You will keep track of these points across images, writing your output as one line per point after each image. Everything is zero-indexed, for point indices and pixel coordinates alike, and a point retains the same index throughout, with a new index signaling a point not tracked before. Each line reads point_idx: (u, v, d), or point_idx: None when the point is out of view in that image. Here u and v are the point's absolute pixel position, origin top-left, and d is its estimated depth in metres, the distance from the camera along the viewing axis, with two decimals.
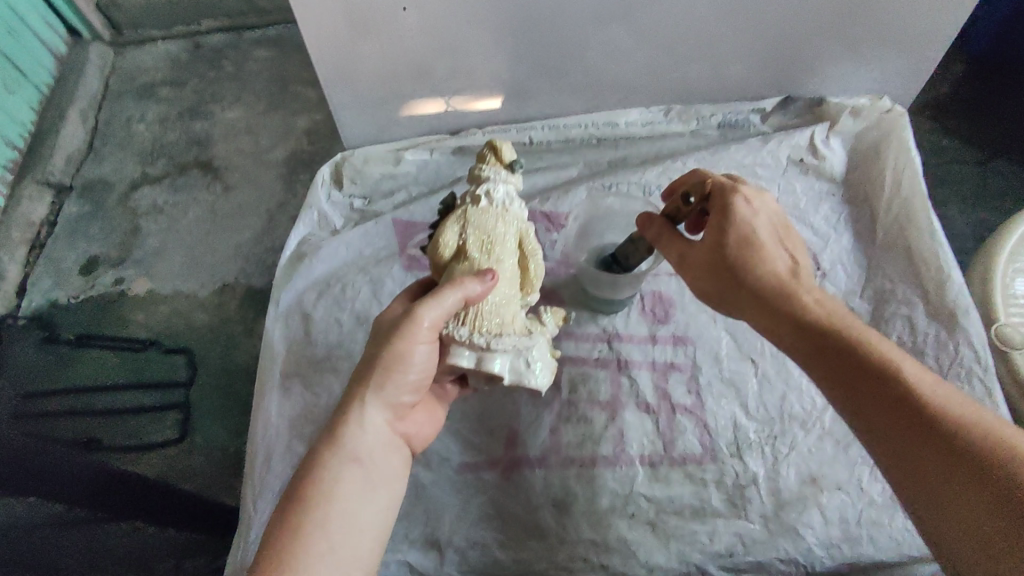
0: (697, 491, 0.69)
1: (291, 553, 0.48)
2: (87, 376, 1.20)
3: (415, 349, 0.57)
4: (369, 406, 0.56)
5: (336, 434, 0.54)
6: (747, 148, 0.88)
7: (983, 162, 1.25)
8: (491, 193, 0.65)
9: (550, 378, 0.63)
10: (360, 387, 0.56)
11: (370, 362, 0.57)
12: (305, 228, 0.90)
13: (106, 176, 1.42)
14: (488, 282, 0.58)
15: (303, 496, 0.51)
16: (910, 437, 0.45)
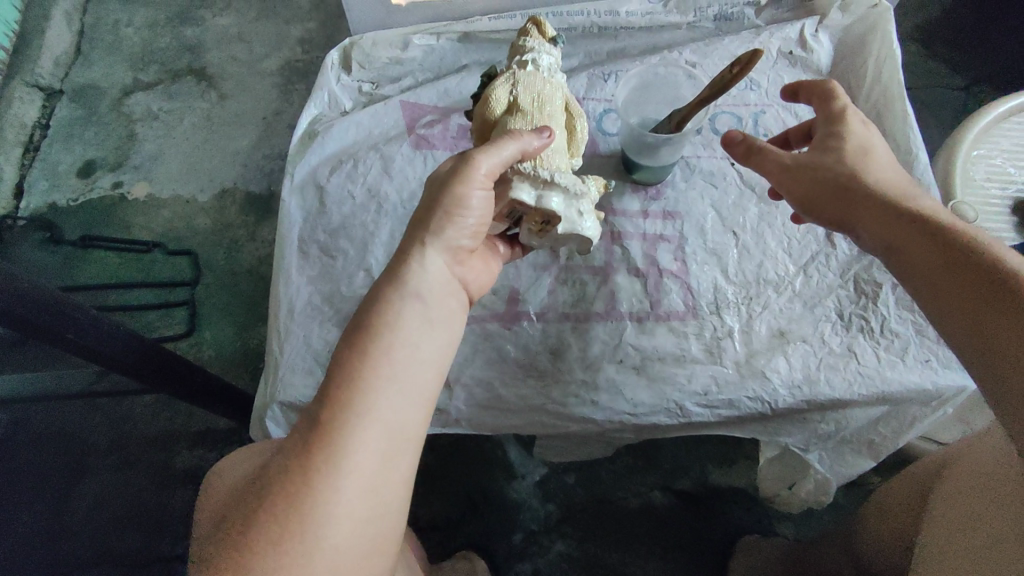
0: (678, 341, 0.77)
1: (363, 376, 0.49)
2: (94, 276, 1.24)
3: (474, 193, 0.58)
4: (428, 247, 0.57)
5: (399, 271, 0.55)
6: (741, 40, 0.92)
7: (961, 88, 1.32)
8: (538, 61, 0.71)
9: (601, 230, 0.67)
10: (422, 229, 0.58)
11: (433, 203, 0.58)
12: (316, 109, 0.94)
13: (97, 80, 1.42)
14: (544, 137, 0.62)
15: (370, 327, 0.52)
16: (985, 301, 0.48)
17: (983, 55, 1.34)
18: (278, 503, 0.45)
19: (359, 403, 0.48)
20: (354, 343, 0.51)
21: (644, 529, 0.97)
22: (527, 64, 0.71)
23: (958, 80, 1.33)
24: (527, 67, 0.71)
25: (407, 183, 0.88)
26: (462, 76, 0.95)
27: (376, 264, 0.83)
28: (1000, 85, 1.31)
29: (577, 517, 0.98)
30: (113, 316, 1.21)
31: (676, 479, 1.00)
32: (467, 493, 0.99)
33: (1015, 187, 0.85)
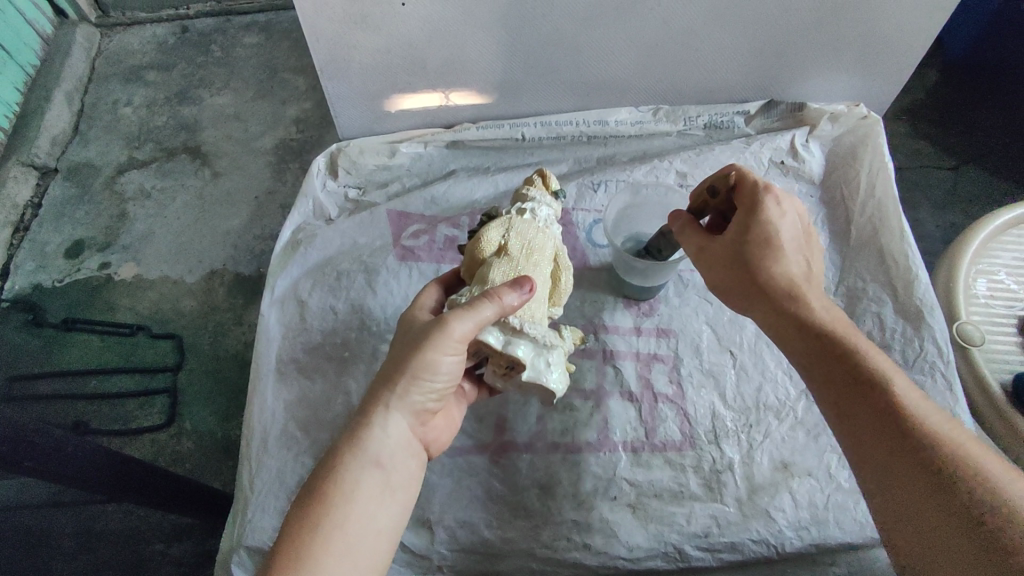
0: (675, 476, 0.73)
1: (310, 555, 0.49)
2: (74, 362, 1.17)
3: (442, 359, 0.58)
4: (391, 412, 0.58)
5: (361, 435, 0.56)
6: (731, 149, 0.92)
7: (955, 168, 1.31)
8: (535, 211, 0.71)
9: (565, 384, 0.65)
10: (386, 390, 0.58)
11: (400, 363, 0.58)
12: (300, 217, 0.92)
13: (91, 159, 1.41)
14: (524, 292, 0.60)
15: (325, 495, 0.52)
16: (902, 469, 0.50)
17: (980, 134, 1.34)
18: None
19: None
20: (305, 511, 0.52)
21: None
22: (523, 210, 0.71)
23: (955, 160, 1.32)
24: (524, 216, 0.71)
25: (390, 298, 0.85)
26: (450, 183, 0.93)
27: (354, 387, 0.79)
28: (1000, 167, 1.30)
29: None
30: (91, 406, 1.14)
31: None
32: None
33: (1021, 303, 0.82)
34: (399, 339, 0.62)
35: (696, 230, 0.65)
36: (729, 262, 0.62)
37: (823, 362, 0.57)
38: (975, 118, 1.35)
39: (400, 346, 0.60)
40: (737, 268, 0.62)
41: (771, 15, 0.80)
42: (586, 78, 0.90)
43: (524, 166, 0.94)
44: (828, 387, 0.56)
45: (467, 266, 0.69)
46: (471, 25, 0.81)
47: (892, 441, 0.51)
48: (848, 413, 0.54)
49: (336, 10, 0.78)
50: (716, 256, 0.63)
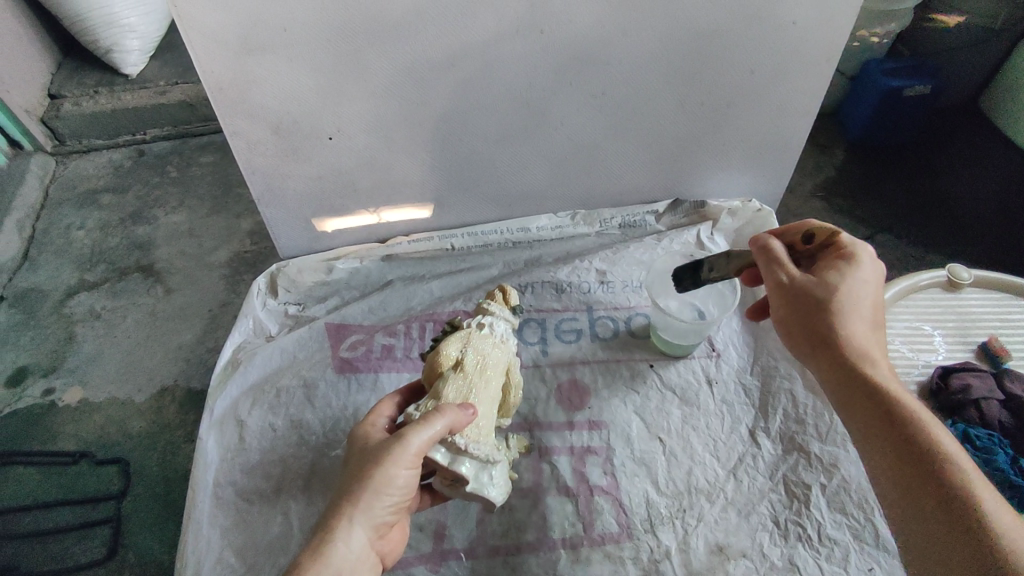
0: (615, 570, 0.74)
1: None
2: (7, 499, 1.12)
3: (400, 473, 0.60)
4: (354, 526, 0.58)
5: (323, 552, 0.56)
6: (644, 246, 1.00)
7: (869, 237, 1.42)
8: (494, 326, 0.75)
9: (504, 496, 0.68)
10: (348, 504, 0.58)
11: (360, 478, 0.59)
12: (240, 336, 0.94)
13: (40, 284, 1.42)
14: (468, 414, 0.64)
15: None
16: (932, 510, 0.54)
17: (887, 205, 1.47)
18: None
19: None
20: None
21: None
22: (482, 323, 0.75)
23: (869, 229, 1.43)
24: (482, 329, 0.75)
25: (330, 411, 0.87)
26: (388, 293, 0.98)
27: (293, 506, 0.79)
28: (908, 233, 1.42)
29: None
30: (24, 544, 1.08)
31: None
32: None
33: (917, 368, 0.89)
34: (361, 450, 0.63)
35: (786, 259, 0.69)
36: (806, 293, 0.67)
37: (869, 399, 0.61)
38: (879, 191, 1.50)
39: (362, 457, 0.62)
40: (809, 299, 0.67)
41: (663, 129, 0.92)
42: (507, 190, 0.98)
43: (456, 272, 1.01)
44: (874, 428, 0.60)
45: (426, 374, 0.72)
46: (395, 152, 0.90)
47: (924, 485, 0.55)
48: (886, 450, 0.58)
49: (271, 147, 0.86)
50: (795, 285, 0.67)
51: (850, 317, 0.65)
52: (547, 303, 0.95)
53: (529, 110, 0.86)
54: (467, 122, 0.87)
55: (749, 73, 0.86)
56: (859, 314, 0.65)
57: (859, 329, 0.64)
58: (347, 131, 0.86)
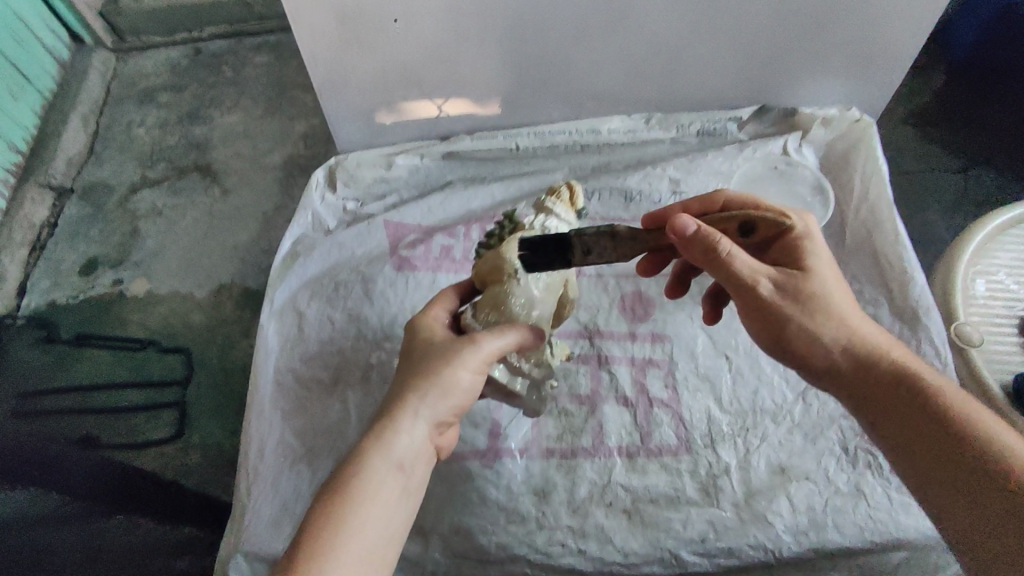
0: (671, 481, 0.73)
1: (320, 547, 0.49)
2: (84, 377, 1.19)
3: (465, 376, 0.59)
4: (418, 419, 0.57)
5: (384, 438, 0.55)
6: (724, 155, 0.91)
7: (966, 169, 1.29)
8: (559, 233, 0.69)
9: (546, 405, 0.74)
10: (413, 398, 0.57)
11: (426, 374, 0.58)
12: (299, 228, 0.93)
13: (107, 179, 1.45)
14: (538, 340, 0.64)
15: (347, 491, 0.52)
16: (940, 447, 0.54)
17: (991, 134, 1.32)
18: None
19: None
20: (327, 505, 0.52)
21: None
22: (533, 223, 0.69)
23: (966, 161, 1.30)
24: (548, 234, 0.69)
25: (388, 307, 0.85)
26: (447, 194, 0.94)
27: (351, 395, 0.81)
28: (1011, 167, 1.28)
29: None
30: (102, 419, 1.15)
31: None
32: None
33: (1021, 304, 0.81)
34: (428, 343, 0.61)
35: (737, 258, 0.57)
36: (795, 296, 0.59)
37: (886, 390, 0.58)
38: (984, 117, 1.34)
39: (429, 352, 0.60)
40: (798, 301, 0.59)
41: (764, 20, 0.81)
42: (580, 89, 0.92)
43: (519, 175, 0.95)
44: (872, 393, 0.59)
45: (479, 274, 0.67)
46: (463, 42, 0.83)
47: (925, 428, 0.55)
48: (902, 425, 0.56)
49: (331, 27, 0.80)
50: (774, 288, 0.59)
51: (828, 293, 0.60)
52: (614, 213, 0.90)
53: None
54: (544, 8, 0.79)
55: None
56: (841, 298, 0.60)
57: (830, 290, 0.60)
58: (414, 13, 0.79)
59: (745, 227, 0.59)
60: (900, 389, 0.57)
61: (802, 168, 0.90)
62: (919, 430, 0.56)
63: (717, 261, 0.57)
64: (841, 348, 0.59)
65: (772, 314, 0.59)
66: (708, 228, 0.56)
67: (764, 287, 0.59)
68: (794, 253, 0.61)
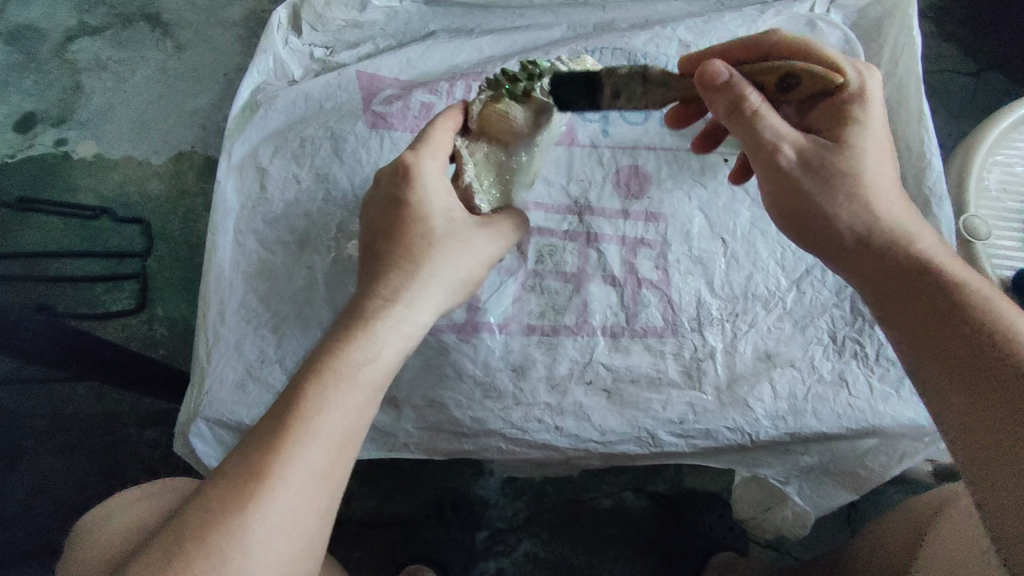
0: (654, 362, 0.70)
1: (315, 422, 0.44)
2: (33, 244, 1.10)
3: (475, 267, 0.55)
4: (429, 306, 0.52)
5: (395, 317, 0.50)
6: (742, 17, 0.81)
7: (986, 68, 1.20)
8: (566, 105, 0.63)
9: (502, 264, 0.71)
10: (427, 282, 0.52)
11: (444, 259, 0.53)
12: (260, 75, 0.82)
13: (39, 22, 1.25)
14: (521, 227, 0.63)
15: (350, 368, 0.47)
16: (951, 336, 0.44)
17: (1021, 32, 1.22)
18: (194, 544, 0.40)
19: (313, 457, 0.43)
20: (321, 386, 0.45)
21: (614, 531, 0.89)
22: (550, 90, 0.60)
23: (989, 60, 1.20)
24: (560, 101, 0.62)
25: (360, 169, 0.77)
26: (429, 45, 0.83)
27: (319, 262, 0.74)
28: None
29: (546, 516, 0.90)
30: (56, 288, 1.08)
31: (650, 480, 0.91)
32: (435, 493, 0.89)
33: None
34: (446, 222, 0.53)
35: (764, 119, 0.51)
36: (823, 168, 0.51)
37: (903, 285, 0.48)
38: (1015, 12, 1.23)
39: (452, 235, 0.53)
40: (825, 173, 0.50)
41: None
42: None
43: (512, 29, 0.85)
44: (886, 283, 0.49)
45: (494, 124, 0.59)
46: None
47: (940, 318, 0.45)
48: (912, 314, 0.47)
49: None
50: (801, 160, 0.51)
51: (869, 171, 0.51)
52: None
53: None
54: None
55: None
56: (884, 177, 0.52)
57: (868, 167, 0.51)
58: None
59: (785, 82, 0.52)
60: (926, 282, 0.47)
61: (834, 28, 0.80)
62: (927, 327, 0.46)
63: (743, 117, 0.51)
64: (861, 232, 0.50)
65: (797, 191, 0.51)
66: (742, 80, 0.51)
67: (793, 160, 0.51)
68: (840, 117, 0.52)
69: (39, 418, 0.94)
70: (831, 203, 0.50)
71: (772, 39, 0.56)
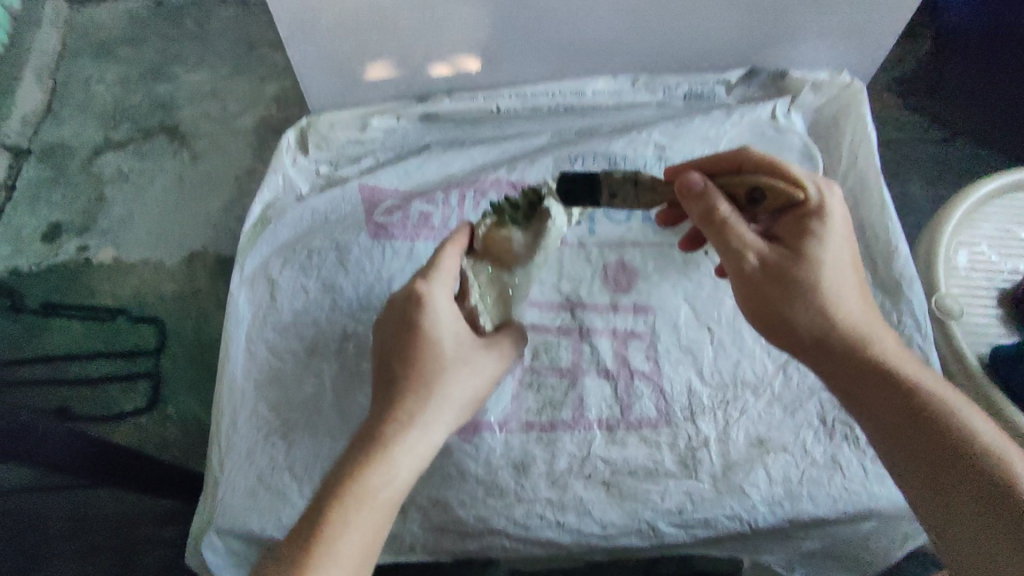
0: (651, 453, 0.72)
1: (340, 541, 0.48)
2: (53, 348, 1.16)
3: (480, 386, 0.60)
4: (442, 426, 0.57)
5: (412, 438, 0.55)
6: (712, 121, 0.88)
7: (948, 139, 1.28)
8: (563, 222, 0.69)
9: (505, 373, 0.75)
10: (440, 404, 0.57)
11: (455, 382, 0.58)
12: (269, 193, 0.89)
13: (67, 140, 1.35)
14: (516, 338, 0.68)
15: (371, 487, 0.51)
16: (917, 433, 0.51)
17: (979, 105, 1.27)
18: None
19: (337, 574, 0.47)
20: (345, 506, 0.50)
21: None
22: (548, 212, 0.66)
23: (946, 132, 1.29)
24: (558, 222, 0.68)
25: (363, 277, 0.83)
26: (424, 158, 0.90)
27: (325, 367, 0.78)
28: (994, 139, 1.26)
29: None
30: (76, 391, 1.13)
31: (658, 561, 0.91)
32: None
33: (1003, 275, 0.81)
34: (455, 347, 0.59)
35: (735, 229, 0.58)
36: (787, 272, 0.57)
37: (875, 383, 0.54)
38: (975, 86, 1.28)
39: (460, 360, 0.58)
40: (790, 279, 0.57)
41: None
42: (562, 47, 0.87)
43: (499, 138, 0.92)
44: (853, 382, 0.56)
45: (498, 248, 0.63)
46: None
47: (903, 414, 0.52)
48: (881, 409, 0.53)
49: None
50: (768, 265, 0.58)
51: (836, 278, 0.58)
52: None
53: None
54: None
55: None
56: (846, 283, 0.58)
57: (835, 271, 0.58)
58: None
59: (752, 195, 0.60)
60: (889, 380, 0.54)
61: (792, 133, 0.87)
62: (891, 419, 0.53)
63: (714, 221, 0.58)
64: (830, 331, 0.57)
65: (768, 294, 0.58)
66: (714, 192, 0.59)
67: (762, 263, 0.58)
68: (801, 228, 0.59)
69: (57, 521, 0.95)
70: (798, 302, 0.57)
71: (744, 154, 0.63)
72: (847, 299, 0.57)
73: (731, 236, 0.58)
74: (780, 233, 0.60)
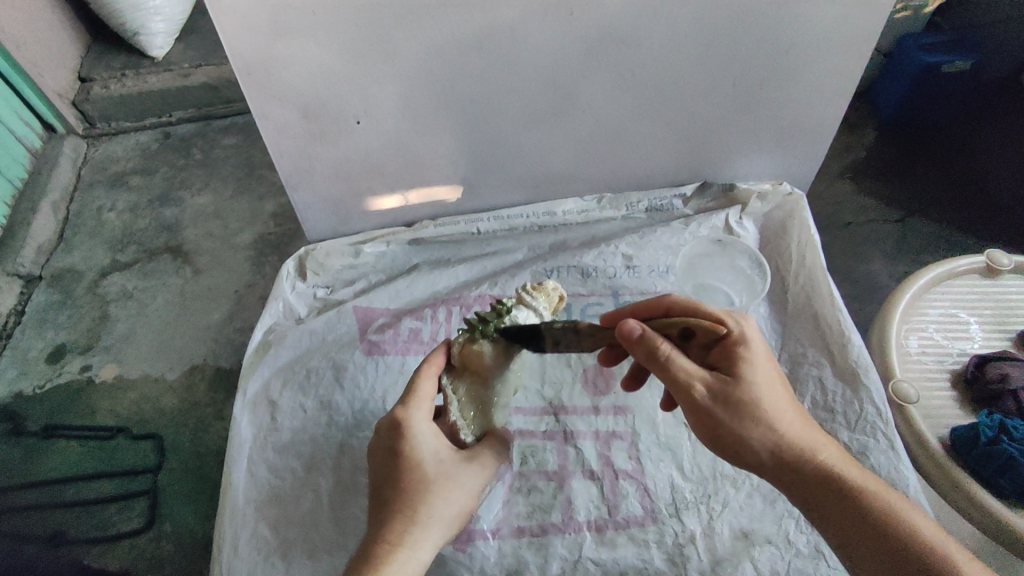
0: (640, 553, 0.75)
1: None
2: (49, 471, 1.14)
3: (465, 501, 0.63)
4: (429, 542, 0.60)
5: (400, 559, 0.58)
6: (671, 231, 0.98)
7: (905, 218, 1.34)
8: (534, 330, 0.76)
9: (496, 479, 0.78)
10: (426, 522, 0.60)
11: (440, 499, 0.61)
12: (270, 317, 0.96)
13: (76, 263, 1.42)
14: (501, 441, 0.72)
15: None
16: (863, 531, 0.60)
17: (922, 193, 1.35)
18: None
19: None
20: None
21: None
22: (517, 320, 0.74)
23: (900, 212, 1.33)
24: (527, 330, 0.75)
25: (359, 393, 0.88)
26: (413, 278, 0.98)
27: (323, 483, 0.82)
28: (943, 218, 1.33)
29: None
30: (68, 514, 1.10)
31: None
32: None
33: (952, 357, 0.87)
34: (438, 464, 0.63)
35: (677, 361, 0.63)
36: (731, 402, 0.62)
37: (824, 494, 0.62)
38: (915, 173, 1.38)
39: (443, 477, 0.62)
40: (734, 409, 0.62)
41: (697, 105, 0.88)
42: (533, 173, 0.97)
43: (481, 255, 1.01)
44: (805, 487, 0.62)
45: (471, 361, 0.70)
46: (421, 132, 0.88)
47: (851, 515, 0.60)
48: (831, 513, 0.61)
49: (294, 120, 0.84)
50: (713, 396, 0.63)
51: (773, 401, 0.63)
52: (572, 288, 0.96)
53: (553, 89, 0.84)
54: (488, 97, 0.84)
55: (784, 52, 0.82)
56: (779, 400, 0.64)
57: (770, 393, 0.64)
58: (374, 115, 0.85)
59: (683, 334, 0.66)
60: (833, 485, 0.62)
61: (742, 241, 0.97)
62: (842, 518, 0.61)
63: (659, 364, 0.62)
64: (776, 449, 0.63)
65: (717, 422, 0.63)
66: (653, 333, 0.62)
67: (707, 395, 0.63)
68: (731, 356, 0.64)
69: None
70: (743, 427, 0.62)
71: (668, 298, 0.71)
72: (784, 415, 0.63)
73: (674, 375, 0.63)
74: (716, 362, 0.66)
